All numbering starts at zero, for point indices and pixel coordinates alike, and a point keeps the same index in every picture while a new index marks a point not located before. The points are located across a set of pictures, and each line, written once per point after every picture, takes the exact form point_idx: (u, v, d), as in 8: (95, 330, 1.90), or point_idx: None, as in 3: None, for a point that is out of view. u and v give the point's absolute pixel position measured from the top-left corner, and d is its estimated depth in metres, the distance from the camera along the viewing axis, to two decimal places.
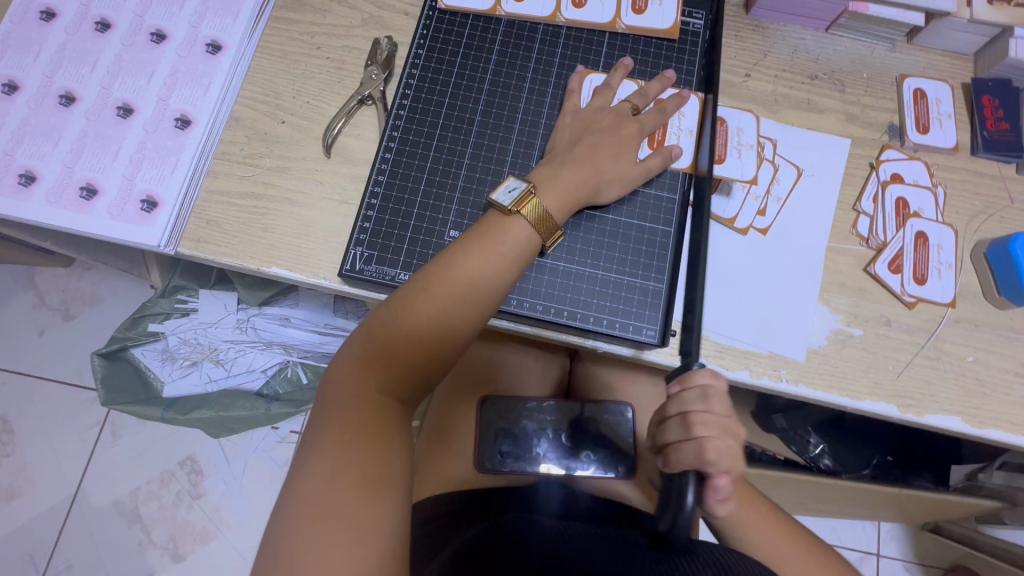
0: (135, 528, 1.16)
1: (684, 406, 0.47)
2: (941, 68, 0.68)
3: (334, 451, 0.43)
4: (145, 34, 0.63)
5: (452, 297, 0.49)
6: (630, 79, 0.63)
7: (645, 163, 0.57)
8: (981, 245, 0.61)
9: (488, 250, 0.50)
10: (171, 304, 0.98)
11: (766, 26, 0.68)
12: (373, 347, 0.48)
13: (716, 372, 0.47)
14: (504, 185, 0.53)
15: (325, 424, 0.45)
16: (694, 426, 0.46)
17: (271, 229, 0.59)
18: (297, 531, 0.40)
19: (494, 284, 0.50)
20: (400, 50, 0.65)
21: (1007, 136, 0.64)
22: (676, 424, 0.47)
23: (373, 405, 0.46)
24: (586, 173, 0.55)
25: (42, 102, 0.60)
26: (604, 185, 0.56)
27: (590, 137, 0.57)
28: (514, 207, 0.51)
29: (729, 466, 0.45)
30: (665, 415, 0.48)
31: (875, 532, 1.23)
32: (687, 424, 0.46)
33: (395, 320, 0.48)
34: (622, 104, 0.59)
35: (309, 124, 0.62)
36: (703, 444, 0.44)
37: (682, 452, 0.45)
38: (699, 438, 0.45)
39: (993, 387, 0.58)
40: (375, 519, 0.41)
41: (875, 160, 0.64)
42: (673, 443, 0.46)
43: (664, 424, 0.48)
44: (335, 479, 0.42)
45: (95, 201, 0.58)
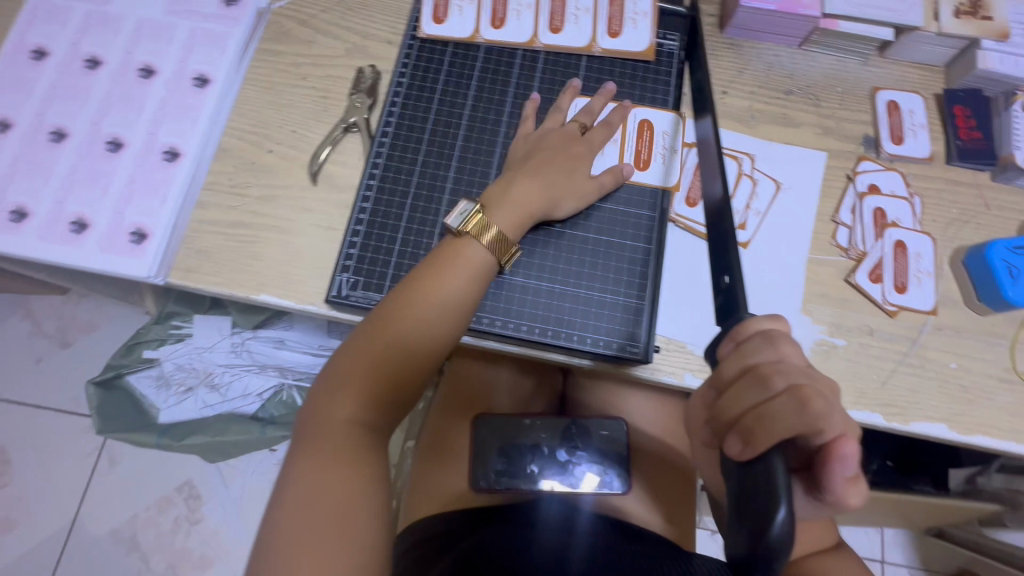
0: (133, 556, 1.15)
1: (749, 358, 0.39)
2: (913, 79, 0.69)
3: (312, 469, 0.45)
4: (134, 70, 0.64)
5: (412, 319, 0.50)
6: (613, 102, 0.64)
7: (598, 179, 0.59)
8: (960, 252, 0.62)
9: (446, 271, 0.51)
10: (166, 330, 0.99)
11: (741, 44, 0.69)
12: (346, 368, 0.49)
13: (773, 316, 0.41)
14: (456, 209, 0.55)
15: (303, 445, 0.47)
16: (772, 378, 0.37)
17: (259, 258, 0.60)
18: (281, 547, 0.41)
19: (455, 304, 0.51)
20: (383, 78, 0.66)
21: (979, 145, 0.65)
22: (751, 381, 0.38)
23: (346, 428, 0.47)
24: (541, 187, 0.56)
25: (34, 139, 0.61)
26: (559, 199, 0.57)
27: (541, 153, 0.58)
28: (463, 229, 0.53)
29: (841, 427, 0.36)
30: (729, 377, 0.39)
31: (878, 538, 1.22)
32: (764, 378, 0.37)
33: (359, 343, 0.49)
34: (570, 124, 0.61)
35: (296, 153, 0.63)
36: (800, 395, 0.36)
37: (772, 419, 0.35)
38: (785, 392, 0.36)
39: (977, 393, 0.58)
40: (355, 529, 0.43)
41: (851, 171, 0.65)
42: (756, 408, 0.36)
43: (734, 389, 0.38)
44: (314, 495, 0.43)
45: (86, 234, 0.59)
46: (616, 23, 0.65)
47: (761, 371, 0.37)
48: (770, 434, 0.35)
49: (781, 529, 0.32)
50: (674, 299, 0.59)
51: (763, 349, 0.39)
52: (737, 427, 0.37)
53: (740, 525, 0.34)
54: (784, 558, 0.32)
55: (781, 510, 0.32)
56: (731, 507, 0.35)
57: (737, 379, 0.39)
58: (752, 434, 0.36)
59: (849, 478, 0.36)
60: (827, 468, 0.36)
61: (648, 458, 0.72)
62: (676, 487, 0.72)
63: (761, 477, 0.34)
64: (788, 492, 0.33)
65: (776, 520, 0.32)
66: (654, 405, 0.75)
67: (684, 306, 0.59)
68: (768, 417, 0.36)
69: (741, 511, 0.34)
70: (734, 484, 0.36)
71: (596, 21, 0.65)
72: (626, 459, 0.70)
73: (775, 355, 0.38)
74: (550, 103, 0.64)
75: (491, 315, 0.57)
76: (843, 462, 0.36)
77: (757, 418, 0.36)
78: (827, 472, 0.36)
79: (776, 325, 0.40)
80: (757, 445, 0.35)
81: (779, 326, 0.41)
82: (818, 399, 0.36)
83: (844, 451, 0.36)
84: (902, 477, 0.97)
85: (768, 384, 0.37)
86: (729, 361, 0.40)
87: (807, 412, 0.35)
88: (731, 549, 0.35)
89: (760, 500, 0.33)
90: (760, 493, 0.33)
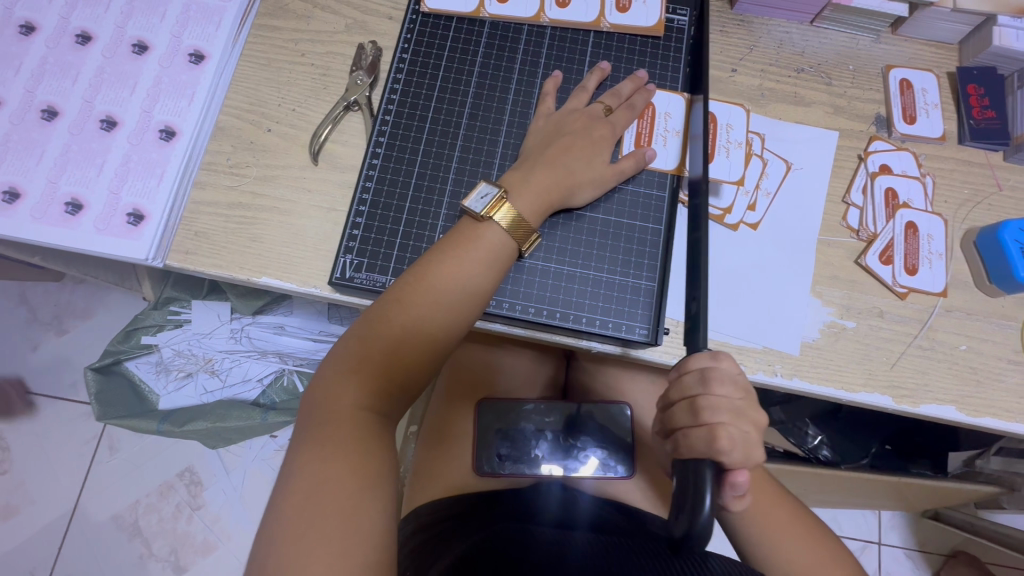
0: (135, 542, 1.15)
1: (690, 391, 0.45)
2: (926, 57, 0.68)
3: (324, 453, 0.43)
4: (127, 46, 0.62)
5: (429, 304, 0.49)
6: (608, 83, 0.63)
7: (618, 164, 0.57)
8: (971, 233, 0.61)
9: (465, 257, 0.50)
10: (164, 316, 0.97)
11: (751, 21, 0.68)
12: (351, 356, 0.48)
13: (715, 354, 0.45)
14: (475, 192, 0.53)
15: (314, 430, 0.45)
16: (703, 410, 0.44)
17: (260, 239, 0.58)
18: (285, 534, 0.40)
19: (471, 289, 0.50)
20: (384, 55, 0.64)
21: (993, 124, 0.64)
22: (687, 409, 0.45)
23: (353, 419, 0.45)
24: (557, 176, 0.55)
25: (25, 117, 0.60)
26: (576, 187, 0.56)
27: (562, 139, 0.57)
28: (487, 213, 0.52)
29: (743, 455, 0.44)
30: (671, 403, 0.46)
31: (875, 521, 1.23)
32: (696, 409, 0.44)
33: (377, 325, 0.48)
34: (594, 105, 0.59)
35: (295, 132, 0.61)
36: (716, 430, 0.43)
37: (692, 440, 0.44)
38: (710, 425, 0.43)
39: (986, 375, 0.58)
40: (366, 516, 0.42)
41: (863, 151, 0.64)
42: (682, 429, 0.45)
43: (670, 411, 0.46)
44: (325, 480, 0.42)
45: (81, 215, 0.57)
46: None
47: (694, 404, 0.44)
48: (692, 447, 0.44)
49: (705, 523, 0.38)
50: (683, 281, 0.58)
51: (699, 387, 0.45)
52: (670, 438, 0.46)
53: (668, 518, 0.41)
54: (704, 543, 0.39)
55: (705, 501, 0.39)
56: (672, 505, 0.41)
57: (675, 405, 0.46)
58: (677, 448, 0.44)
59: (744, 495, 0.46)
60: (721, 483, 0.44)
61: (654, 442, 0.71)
62: None
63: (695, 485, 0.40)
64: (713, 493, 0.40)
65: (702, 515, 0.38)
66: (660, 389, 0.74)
67: None
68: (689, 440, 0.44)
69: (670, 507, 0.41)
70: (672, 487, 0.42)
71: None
72: (631, 445, 0.70)
73: (710, 395, 0.44)
74: (563, 82, 0.62)
75: (498, 297, 0.56)
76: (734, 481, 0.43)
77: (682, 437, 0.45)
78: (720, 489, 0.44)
79: (720, 363, 0.45)
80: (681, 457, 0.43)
81: (721, 365, 0.45)
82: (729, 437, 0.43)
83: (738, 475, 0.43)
84: (897, 459, 0.99)
85: (698, 413, 0.44)
86: (674, 390, 0.46)
87: (716, 445, 0.42)
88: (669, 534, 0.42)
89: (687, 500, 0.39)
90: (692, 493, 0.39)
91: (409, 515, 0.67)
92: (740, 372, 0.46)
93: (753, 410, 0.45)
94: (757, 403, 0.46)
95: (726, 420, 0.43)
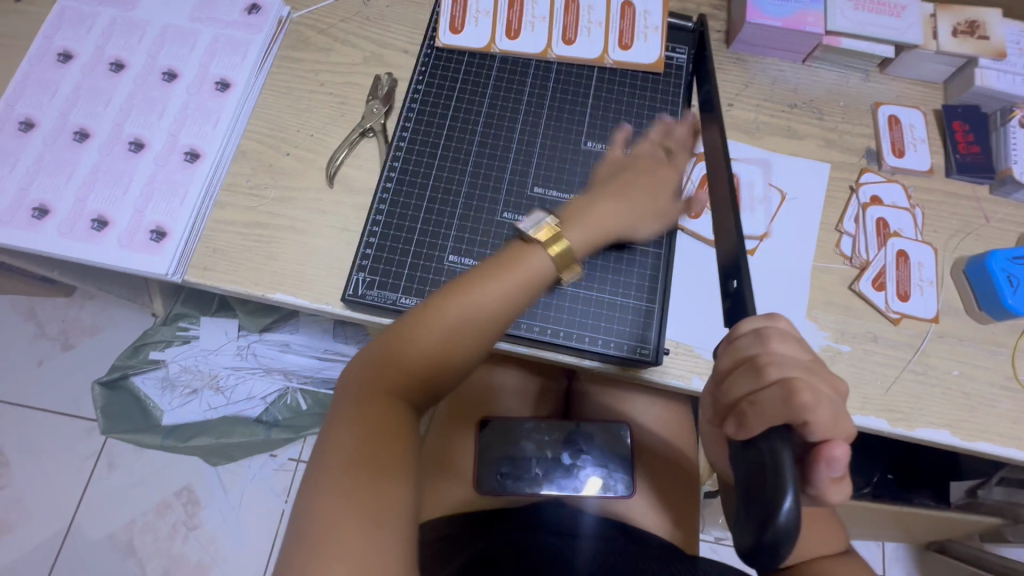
0: (129, 562, 1.14)
1: (744, 352, 0.40)
2: (913, 96, 0.71)
3: (346, 456, 0.42)
4: (157, 74, 0.66)
5: (463, 324, 0.47)
6: (609, 117, 0.66)
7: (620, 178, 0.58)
8: (960, 262, 0.64)
9: (503, 269, 0.48)
10: (173, 331, 0.99)
11: (746, 59, 0.72)
12: (381, 361, 0.47)
13: (772, 314, 0.41)
14: (531, 217, 0.52)
15: (336, 432, 0.44)
16: (768, 369, 0.38)
17: (275, 257, 0.61)
18: (302, 528, 0.40)
19: (508, 312, 0.48)
20: (399, 85, 0.68)
21: (978, 158, 0.67)
22: (748, 370, 0.39)
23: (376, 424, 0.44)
24: (622, 212, 0.55)
25: (58, 138, 0.63)
26: (636, 230, 0.57)
27: (625, 177, 0.58)
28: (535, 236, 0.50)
29: (834, 424, 0.36)
30: (724, 369, 0.40)
31: (879, 552, 1.23)
32: (760, 369, 0.38)
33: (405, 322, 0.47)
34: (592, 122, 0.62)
35: (313, 156, 0.65)
36: (789, 386, 0.36)
37: (763, 404, 0.36)
38: (781, 382, 0.37)
39: (979, 401, 0.59)
40: (383, 526, 0.40)
41: (854, 182, 0.67)
42: (747, 396, 0.38)
43: (726, 378, 0.40)
44: (343, 484, 0.41)
45: (105, 232, 0.60)
46: (626, 36, 0.67)
47: (755, 363, 0.38)
48: (763, 419, 0.36)
49: (788, 515, 0.31)
50: (683, 304, 0.60)
51: (757, 348, 0.40)
52: (733, 412, 0.37)
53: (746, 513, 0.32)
54: (789, 545, 0.31)
55: (788, 498, 0.31)
56: (736, 491, 0.34)
57: (731, 371, 0.40)
58: (746, 416, 0.36)
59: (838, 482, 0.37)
60: (810, 457, 0.37)
61: (652, 460, 0.73)
62: (683, 488, 0.73)
63: (768, 464, 0.33)
64: (796, 481, 0.32)
65: (784, 508, 0.31)
66: (659, 410, 0.76)
67: (692, 312, 0.60)
68: (759, 404, 0.36)
69: (748, 495, 0.33)
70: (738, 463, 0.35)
71: (607, 34, 0.67)
72: (630, 463, 0.71)
73: (772, 352, 0.39)
74: (568, 115, 0.66)
75: None
76: (828, 454, 0.36)
77: (751, 403, 0.37)
78: (811, 467, 0.37)
79: (778, 323, 0.40)
80: (749, 430, 0.35)
81: (778, 325, 0.40)
82: (809, 392, 0.36)
83: (830, 445, 0.36)
84: (899, 488, 0.98)
85: (763, 374, 0.38)
86: (725, 354, 0.41)
87: (795, 402, 0.35)
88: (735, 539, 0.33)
89: (766, 484, 0.32)
90: (765, 479, 0.33)
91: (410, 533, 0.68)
92: (801, 336, 0.41)
93: (827, 371, 0.39)
94: (825, 366, 0.40)
95: (799, 377, 0.37)
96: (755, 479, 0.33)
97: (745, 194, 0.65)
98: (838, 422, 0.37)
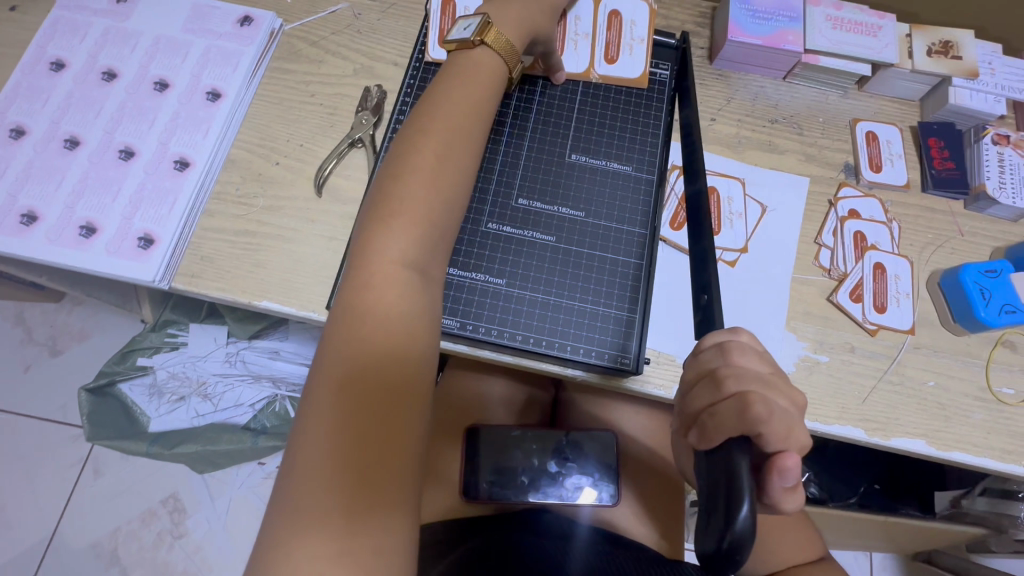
0: (113, 571, 1.13)
1: (705, 365, 0.39)
2: (890, 112, 0.73)
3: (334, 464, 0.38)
4: (149, 83, 0.67)
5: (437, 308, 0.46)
6: (593, 131, 0.67)
7: None
8: (936, 274, 0.65)
9: None
10: (161, 338, 0.99)
11: (728, 76, 0.73)
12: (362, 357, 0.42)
13: (733, 327, 0.40)
14: None
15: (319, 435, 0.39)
16: (727, 382, 0.37)
17: (262, 265, 0.61)
18: (288, 515, 0.37)
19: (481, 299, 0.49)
20: (388, 97, 0.69)
21: (952, 174, 0.69)
22: (708, 383, 0.38)
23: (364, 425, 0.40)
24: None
25: (48, 146, 0.63)
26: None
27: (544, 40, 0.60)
28: None
29: (790, 436, 0.35)
30: (688, 382, 0.40)
31: (867, 563, 1.24)
32: (719, 381, 0.37)
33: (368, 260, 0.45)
34: None
35: (302, 166, 0.65)
36: (744, 399, 0.35)
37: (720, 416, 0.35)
38: (739, 394, 0.36)
39: (954, 411, 0.60)
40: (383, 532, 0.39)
41: (833, 197, 0.68)
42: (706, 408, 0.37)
43: (690, 390, 0.39)
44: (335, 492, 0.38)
45: (94, 238, 0.60)
46: (611, 50, 0.69)
47: (715, 375, 0.37)
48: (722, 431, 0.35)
49: (744, 526, 0.30)
50: (663, 315, 0.61)
51: (718, 361, 0.39)
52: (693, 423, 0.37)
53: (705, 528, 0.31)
54: (743, 556, 0.30)
55: (744, 507, 0.31)
56: (697, 502, 0.34)
57: (694, 384, 0.39)
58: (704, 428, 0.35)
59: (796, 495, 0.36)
60: (765, 468, 0.35)
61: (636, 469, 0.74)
62: (666, 497, 0.73)
63: (725, 474, 0.33)
64: (753, 492, 0.32)
65: (739, 518, 0.30)
66: (643, 419, 0.77)
67: (673, 322, 0.61)
68: (716, 416, 0.35)
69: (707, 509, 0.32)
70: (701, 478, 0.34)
71: (593, 48, 0.69)
72: (617, 473, 0.72)
73: (732, 364, 0.38)
74: (553, 128, 0.67)
75: (486, 323, 0.59)
76: (780, 465, 0.34)
77: (711, 415, 0.36)
78: (765, 478, 0.35)
79: (741, 337, 0.40)
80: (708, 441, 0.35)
81: (741, 338, 0.39)
82: (763, 404, 0.35)
83: (782, 456, 0.34)
84: (886, 499, 1.00)
85: (722, 387, 0.37)
86: (689, 367, 0.40)
87: (749, 414, 0.34)
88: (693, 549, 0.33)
89: (722, 494, 0.32)
90: (722, 489, 0.32)
91: None
92: (764, 348, 0.40)
93: (786, 384, 0.38)
94: (786, 378, 0.39)
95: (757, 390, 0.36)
96: (713, 489, 0.33)
97: (724, 209, 0.67)
98: (795, 435, 0.35)
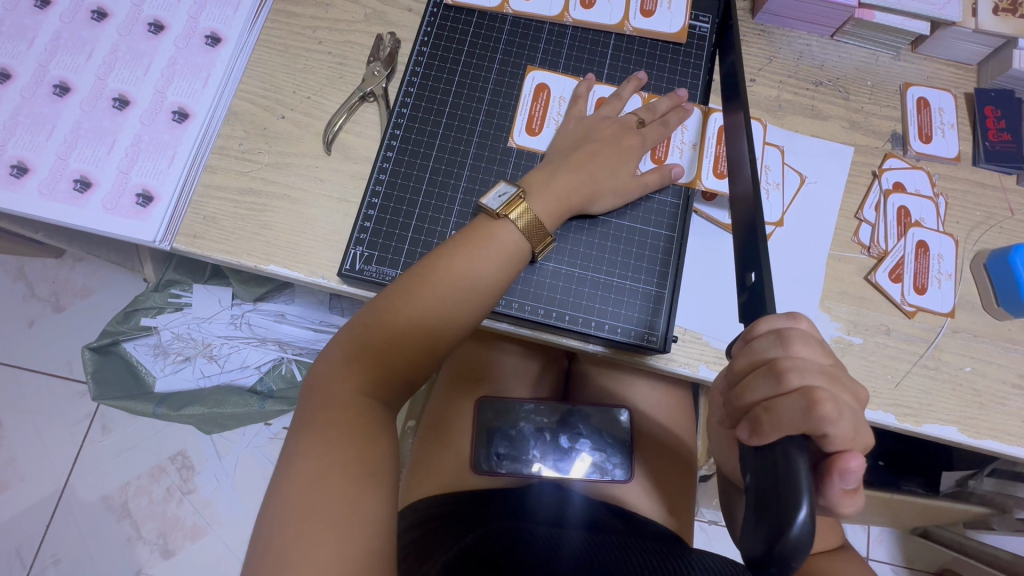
0: (124, 523, 1.14)
1: (761, 356, 0.37)
2: (945, 77, 0.68)
3: (327, 440, 0.42)
4: (142, 25, 0.61)
5: (437, 300, 0.47)
6: (640, 93, 0.62)
7: (642, 176, 0.57)
8: (981, 255, 0.61)
9: (472, 248, 0.49)
10: (164, 298, 0.96)
11: (772, 32, 0.67)
12: (353, 347, 0.46)
13: (791, 312, 0.38)
14: (494, 191, 0.53)
15: (314, 414, 0.44)
16: (787, 375, 0.36)
17: (269, 226, 0.58)
18: (288, 481, 0.40)
19: (478, 288, 0.49)
20: (403, 47, 0.64)
21: (1007, 147, 0.64)
22: (765, 374, 0.36)
23: (359, 416, 0.44)
24: (580, 180, 0.55)
25: (36, 91, 0.59)
26: (598, 194, 0.56)
27: (591, 145, 0.56)
28: (503, 211, 0.51)
29: (851, 434, 0.34)
30: (742, 373, 0.38)
31: (864, 536, 1.23)
32: (779, 374, 0.36)
33: (366, 339, 0.46)
34: (628, 116, 0.59)
35: (309, 121, 0.61)
36: (809, 396, 0.34)
37: (779, 412, 0.34)
38: (801, 391, 0.35)
39: (988, 398, 0.58)
40: (365, 515, 0.40)
41: (877, 168, 0.64)
42: (762, 402, 0.36)
43: (743, 382, 0.38)
44: (327, 464, 0.41)
45: (89, 193, 0.57)
46: (660, 150, 0.60)
47: (775, 367, 0.36)
48: (778, 426, 0.34)
49: (802, 529, 0.29)
50: (694, 290, 0.58)
51: (776, 350, 0.37)
52: (747, 416, 0.36)
53: (757, 524, 0.31)
54: (801, 559, 0.29)
55: (803, 509, 0.30)
56: (747, 499, 0.33)
57: (748, 374, 0.38)
58: (761, 423, 0.34)
59: (847, 491, 0.35)
60: (825, 470, 0.35)
61: (653, 443, 0.72)
62: (682, 474, 0.71)
63: (783, 474, 0.31)
64: (811, 492, 0.31)
65: (798, 519, 0.29)
66: (660, 395, 0.75)
67: (704, 299, 0.58)
68: (775, 410, 0.34)
69: (759, 506, 0.31)
70: (751, 476, 0.33)
71: (701, 159, 0.60)
72: (628, 448, 0.71)
73: (793, 357, 0.36)
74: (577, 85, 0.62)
75: (507, 296, 0.56)
76: (842, 467, 0.34)
77: (767, 410, 0.35)
78: (824, 478, 0.35)
79: (799, 324, 0.37)
80: (763, 438, 0.34)
81: (800, 326, 0.38)
82: (830, 403, 0.34)
83: (844, 457, 0.34)
84: (890, 476, 0.99)
85: (781, 380, 0.36)
86: (742, 356, 0.39)
87: (813, 413, 0.33)
88: (743, 547, 0.32)
89: (779, 494, 0.31)
90: (781, 487, 0.31)
91: (404, 510, 0.67)
92: (822, 336, 0.38)
93: (848, 377, 0.37)
94: (846, 370, 0.38)
95: (819, 386, 0.35)
96: (767, 487, 0.32)
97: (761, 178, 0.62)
98: (857, 433, 0.35)
